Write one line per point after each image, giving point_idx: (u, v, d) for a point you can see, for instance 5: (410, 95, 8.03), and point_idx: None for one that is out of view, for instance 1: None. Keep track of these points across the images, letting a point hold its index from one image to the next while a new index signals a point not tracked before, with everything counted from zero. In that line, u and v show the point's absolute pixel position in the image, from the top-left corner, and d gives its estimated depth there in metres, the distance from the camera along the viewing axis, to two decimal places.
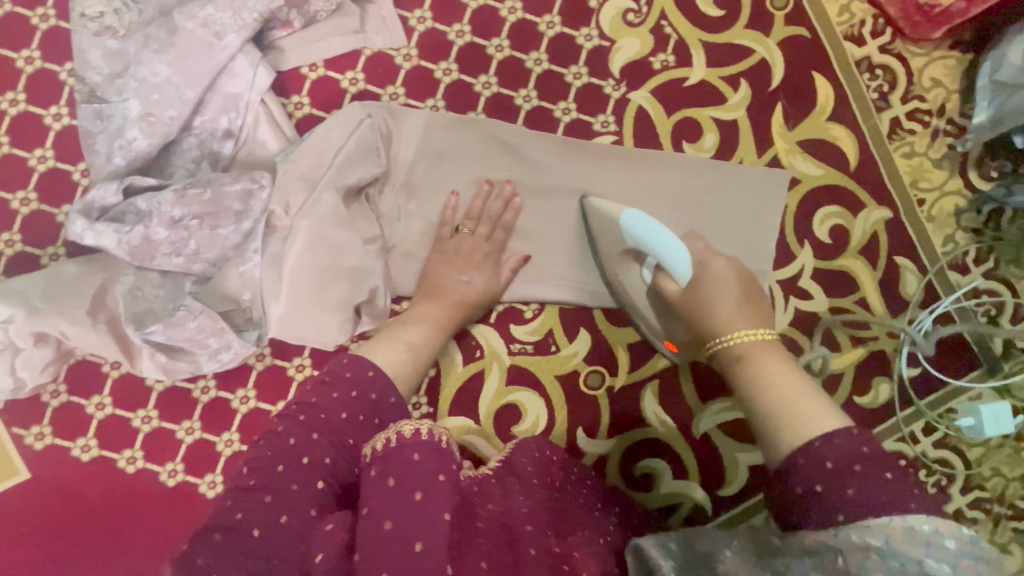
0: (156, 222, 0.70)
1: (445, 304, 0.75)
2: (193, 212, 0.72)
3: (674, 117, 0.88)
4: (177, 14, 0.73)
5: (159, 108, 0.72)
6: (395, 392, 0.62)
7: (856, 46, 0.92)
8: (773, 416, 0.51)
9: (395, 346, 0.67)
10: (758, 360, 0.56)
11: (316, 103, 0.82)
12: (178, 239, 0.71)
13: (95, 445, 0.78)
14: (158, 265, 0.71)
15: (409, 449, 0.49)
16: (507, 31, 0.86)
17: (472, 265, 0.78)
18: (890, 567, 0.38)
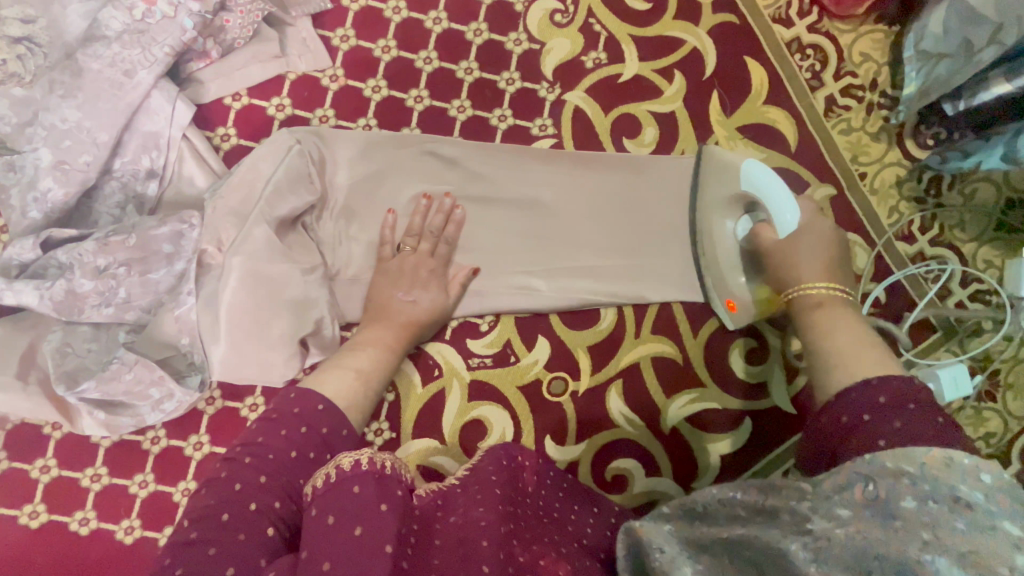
0: (80, 273, 0.67)
1: (394, 326, 0.74)
2: (119, 259, 0.69)
3: (611, 114, 0.88)
4: (81, 55, 0.70)
5: (72, 155, 0.69)
6: (346, 423, 0.60)
7: (785, 27, 0.92)
8: (843, 350, 0.56)
9: (345, 374, 0.66)
10: (838, 313, 0.62)
11: (243, 133, 0.80)
12: (105, 289, 0.68)
13: (44, 511, 0.74)
14: (88, 318, 0.68)
15: (348, 482, 0.50)
16: (434, 43, 0.84)
17: (419, 284, 0.77)
18: (920, 490, 0.38)
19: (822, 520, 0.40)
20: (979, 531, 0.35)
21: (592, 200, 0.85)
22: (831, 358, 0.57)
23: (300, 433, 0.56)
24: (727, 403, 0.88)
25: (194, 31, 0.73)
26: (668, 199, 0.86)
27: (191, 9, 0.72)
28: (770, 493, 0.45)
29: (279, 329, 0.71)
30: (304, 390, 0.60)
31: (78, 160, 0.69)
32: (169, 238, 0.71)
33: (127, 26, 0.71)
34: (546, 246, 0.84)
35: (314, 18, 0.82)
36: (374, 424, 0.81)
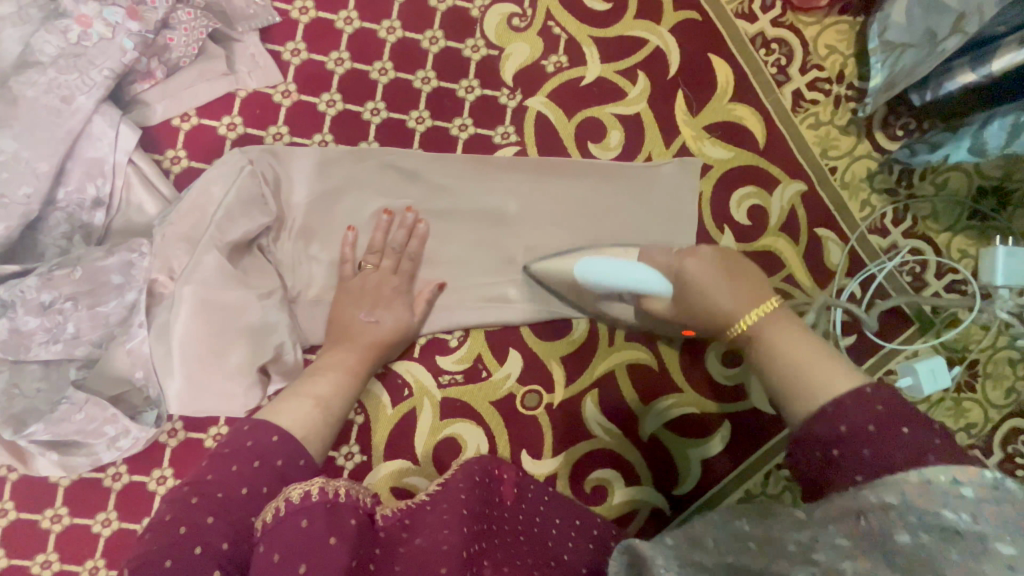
0: (23, 311, 0.64)
1: (356, 348, 0.72)
2: (66, 294, 0.66)
3: (575, 119, 0.86)
4: (14, 82, 0.67)
5: (10, 187, 0.66)
6: (304, 453, 0.57)
7: (748, 23, 0.90)
8: (793, 390, 0.52)
9: (302, 401, 0.63)
10: (777, 328, 0.57)
11: (194, 155, 0.77)
12: (53, 325, 0.66)
13: (3, 555, 0.72)
14: (36, 356, 0.66)
15: (295, 516, 0.49)
16: (388, 53, 0.82)
17: (381, 303, 0.74)
18: (910, 523, 0.38)
19: (825, 552, 0.39)
20: (974, 559, 0.35)
21: (558, 208, 0.83)
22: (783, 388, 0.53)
23: (251, 467, 0.53)
24: (704, 407, 0.87)
25: (135, 52, 0.71)
26: (636, 204, 0.84)
27: (130, 30, 0.70)
28: (769, 526, 0.44)
29: (235, 358, 0.68)
30: (260, 421, 0.58)
31: (17, 192, 0.66)
32: (119, 269, 0.68)
33: (63, 50, 0.68)
34: (513, 257, 0.82)
35: (263, 33, 0.79)
36: (344, 448, 0.79)
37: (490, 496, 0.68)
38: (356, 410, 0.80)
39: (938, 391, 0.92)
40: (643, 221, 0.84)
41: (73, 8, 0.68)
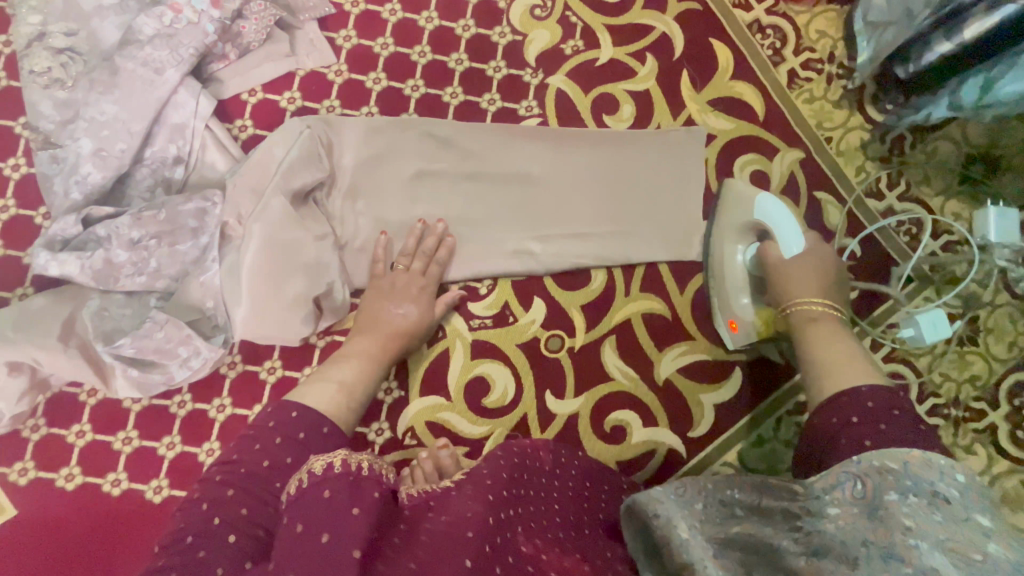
0: (116, 244, 0.75)
1: (381, 337, 0.78)
2: (151, 233, 0.76)
3: (591, 94, 0.96)
4: (118, 57, 0.80)
5: (109, 143, 0.78)
6: (324, 422, 0.61)
7: (745, 11, 1.01)
8: (829, 367, 0.61)
9: (327, 385, 0.68)
10: (828, 329, 0.67)
11: (259, 124, 0.89)
12: (139, 259, 0.76)
13: (79, 473, 0.79)
14: (122, 286, 0.75)
15: (320, 486, 0.51)
16: (427, 39, 0.94)
17: (405, 299, 0.82)
18: (901, 486, 0.44)
19: (813, 518, 0.46)
20: (954, 521, 0.41)
21: (577, 172, 0.92)
22: (814, 370, 0.62)
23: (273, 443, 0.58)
24: (716, 355, 0.93)
25: (215, 35, 0.84)
26: (647, 168, 0.93)
27: (212, 16, 0.83)
28: (766, 496, 0.49)
29: (294, 290, 0.77)
30: (276, 403, 0.62)
31: (115, 148, 0.78)
32: (193, 214, 0.78)
33: (158, 32, 0.81)
34: (536, 213, 0.91)
35: (319, 22, 0.92)
36: (384, 384, 0.87)
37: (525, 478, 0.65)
38: None
39: (940, 342, 0.97)
40: (653, 183, 0.93)
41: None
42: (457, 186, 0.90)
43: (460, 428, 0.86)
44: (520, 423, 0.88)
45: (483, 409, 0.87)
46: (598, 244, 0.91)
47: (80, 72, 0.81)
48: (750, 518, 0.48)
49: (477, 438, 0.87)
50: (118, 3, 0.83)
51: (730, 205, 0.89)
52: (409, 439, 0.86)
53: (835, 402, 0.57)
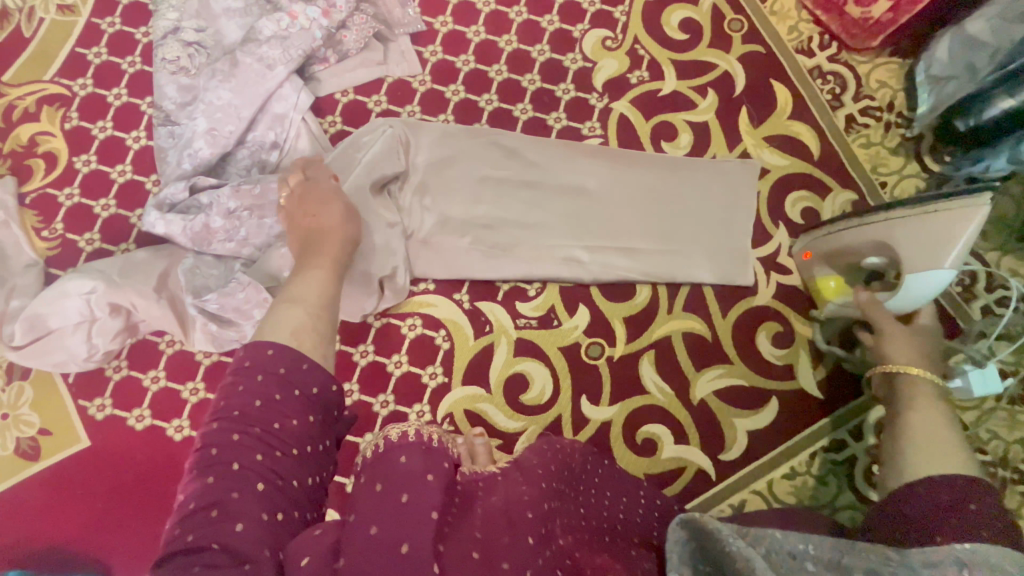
0: (215, 212, 0.84)
1: (325, 240, 0.71)
2: (245, 205, 0.85)
3: (652, 121, 1.02)
4: (239, 53, 0.91)
5: (220, 125, 0.89)
6: (306, 357, 0.50)
7: (807, 57, 1.06)
8: (920, 445, 0.56)
9: (279, 305, 0.55)
10: (932, 407, 0.61)
11: (347, 121, 0.98)
12: (231, 227, 0.85)
13: (149, 415, 0.87)
14: (214, 249, 0.85)
15: (395, 451, 0.47)
16: (505, 59, 1.03)
17: (331, 206, 0.75)
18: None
19: None
20: None
21: (632, 191, 0.97)
22: (906, 442, 0.57)
23: (256, 383, 0.47)
24: (753, 382, 0.94)
25: (321, 41, 0.94)
26: (699, 194, 0.98)
27: (321, 25, 0.93)
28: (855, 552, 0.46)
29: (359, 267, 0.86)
30: (250, 342, 0.50)
31: (225, 129, 0.89)
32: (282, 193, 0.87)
33: (274, 34, 0.92)
34: (589, 225, 0.96)
35: (410, 36, 1.02)
36: (429, 369, 0.91)
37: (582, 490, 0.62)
38: (444, 337, 0.92)
39: (989, 397, 0.95)
40: (706, 210, 0.97)
41: (285, 7, 0.93)
42: (518, 193, 0.96)
43: (496, 420, 0.90)
44: (554, 423, 0.91)
45: (520, 404, 0.91)
46: (647, 260, 0.95)
47: (204, 64, 0.93)
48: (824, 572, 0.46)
49: (511, 432, 0.90)
50: (243, 7, 0.95)
51: (874, 235, 0.83)
52: (446, 425, 0.89)
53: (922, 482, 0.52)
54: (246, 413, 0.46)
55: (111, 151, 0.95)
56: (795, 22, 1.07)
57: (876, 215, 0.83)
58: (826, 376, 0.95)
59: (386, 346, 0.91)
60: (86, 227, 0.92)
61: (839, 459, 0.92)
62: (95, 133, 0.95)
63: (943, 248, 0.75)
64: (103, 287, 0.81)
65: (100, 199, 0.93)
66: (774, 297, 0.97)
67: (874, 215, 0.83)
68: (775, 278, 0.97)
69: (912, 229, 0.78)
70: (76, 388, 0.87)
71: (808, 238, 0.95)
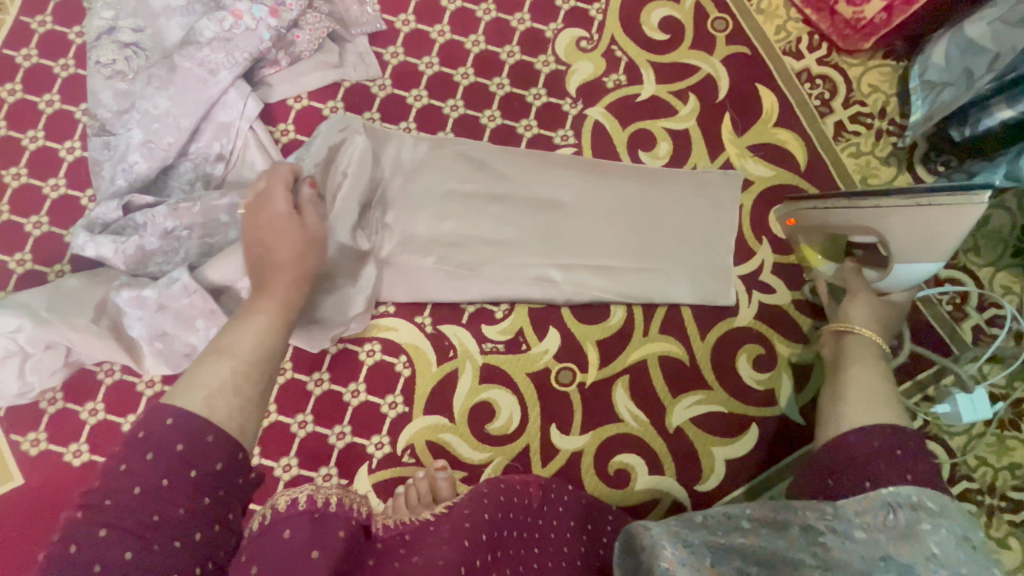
0: (150, 232, 0.77)
1: (276, 272, 0.64)
2: (184, 224, 0.79)
3: (628, 129, 0.95)
4: (178, 56, 0.83)
5: (158, 136, 0.81)
6: (209, 429, 0.45)
7: (795, 59, 0.99)
8: (857, 395, 0.57)
9: (220, 364, 0.50)
10: (874, 361, 0.62)
11: (300, 130, 0.91)
12: (170, 248, 0.78)
13: (86, 450, 0.81)
14: (151, 271, 0.78)
15: (275, 524, 0.47)
16: (472, 61, 0.95)
17: (272, 240, 0.67)
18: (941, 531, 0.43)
19: (836, 538, 0.44)
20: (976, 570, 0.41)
21: (606, 208, 0.91)
22: (848, 392, 0.58)
23: (144, 463, 0.43)
24: (733, 408, 0.89)
25: (269, 42, 0.87)
26: (677, 209, 0.92)
27: (269, 24, 0.86)
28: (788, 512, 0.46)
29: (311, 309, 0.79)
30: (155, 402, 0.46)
31: (161, 142, 0.81)
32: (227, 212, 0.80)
33: (217, 35, 0.84)
34: (562, 241, 0.89)
35: (369, 36, 0.94)
36: (389, 397, 0.86)
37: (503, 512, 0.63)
38: (405, 363, 0.87)
39: (977, 422, 0.90)
40: (687, 227, 0.91)
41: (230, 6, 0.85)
42: (485, 208, 0.90)
43: (460, 452, 0.85)
44: (522, 454, 0.86)
45: (485, 434, 0.86)
46: (620, 278, 0.90)
47: (141, 68, 0.86)
48: (756, 536, 0.45)
49: (476, 464, 0.85)
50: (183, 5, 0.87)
51: (862, 219, 0.78)
52: (407, 457, 0.84)
53: (859, 431, 0.53)
54: (126, 502, 0.42)
55: (43, 163, 0.87)
56: (783, 21, 1.00)
57: (867, 199, 0.77)
58: (809, 402, 0.90)
59: (343, 373, 0.86)
60: (17, 247, 0.85)
61: None
62: (25, 144, 0.88)
63: (934, 242, 0.74)
64: (30, 324, 0.74)
65: (31, 217, 0.86)
66: (756, 317, 0.92)
67: (865, 199, 0.77)
68: (757, 298, 0.92)
69: (905, 217, 0.74)
70: (8, 422, 0.81)
71: (791, 206, 0.91)
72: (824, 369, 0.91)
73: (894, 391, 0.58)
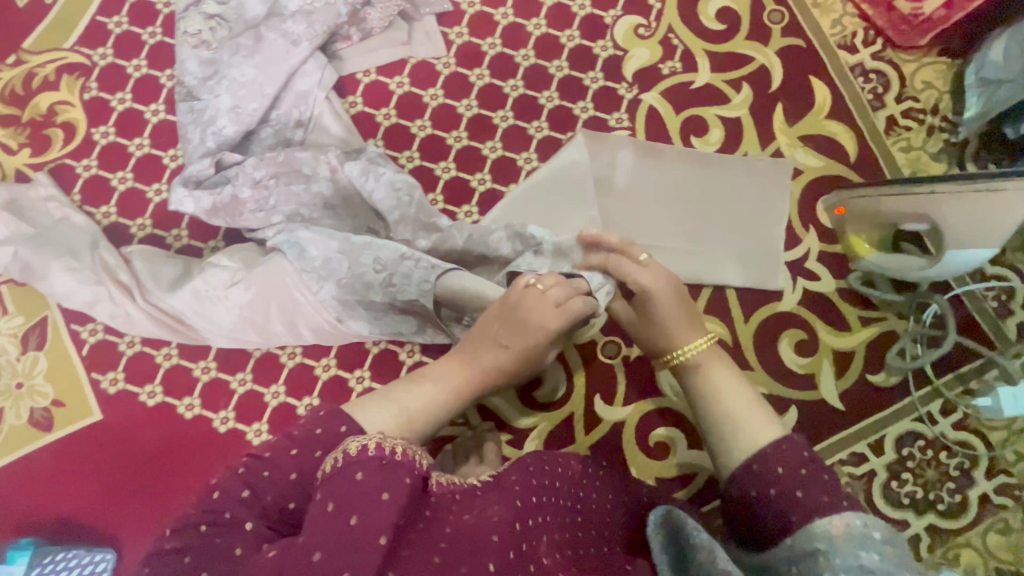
0: (243, 182, 0.83)
1: (470, 367, 0.68)
2: (271, 173, 0.84)
3: (682, 115, 0.98)
4: (265, 28, 0.89)
5: (245, 102, 0.87)
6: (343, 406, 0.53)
7: (850, 53, 1.01)
8: (719, 424, 0.60)
9: (386, 405, 0.57)
10: (721, 373, 0.65)
11: (368, 103, 0.96)
12: (261, 197, 0.84)
13: (160, 392, 0.87)
14: (245, 219, 0.84)
15: (350, 468, 0.46)
16: (533, 44, 0.99)
17: (517, 333, 0.69)
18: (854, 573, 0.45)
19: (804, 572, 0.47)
20: None
21: (664, 191, 0.94)
22: (717, 419, 0.61)
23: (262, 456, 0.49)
24: (774, 390, 0.92)
25: (345, 18, 0.91)
26: (728, 191, 0.95)
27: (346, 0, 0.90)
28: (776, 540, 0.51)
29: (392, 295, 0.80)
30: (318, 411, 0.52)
31: (248, 108, 0.87)
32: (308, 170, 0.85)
33: (300, 9, 0.89)
34: (612, 219, 0.92)
35: (436, 16, 0.98)
36: None
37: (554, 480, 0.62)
38: None
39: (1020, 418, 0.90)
40: (741, 210, 0.94)
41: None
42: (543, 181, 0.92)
43: (507, 415, 0.89)
44: (566, 421, 0.89)
45: (532, 400, 0.90)
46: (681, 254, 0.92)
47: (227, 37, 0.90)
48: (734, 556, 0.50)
49: (522, 427, 0.89)
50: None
51: (916, 207, 0.80)
52: (456, 417, 0.89)
53: (750, 467, 0.55)
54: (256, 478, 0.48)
55: (129, 124, 0.93)
56: (839, 16, 1.02)
57: (921, 185, 0.79)
58: (849, 389, 0.92)
59: None
60: (104, 200, 0.91)
61: (858, 473, 0.90)
62: (114, 105, 0.94)
63: (990, 230, 0.76)
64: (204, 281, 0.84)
65: (117, 172, 0.92)
66: (800, 303, 0.94)
67: (917, 187, 0.80)
68: (802, 284, 0.94)
69: (954, 206, 0.77)
70: (90, 361, 0.87)
71: (841, 194, 0.92)
72: (865, 357, 0.93)
73: (745, 392, 0.63)
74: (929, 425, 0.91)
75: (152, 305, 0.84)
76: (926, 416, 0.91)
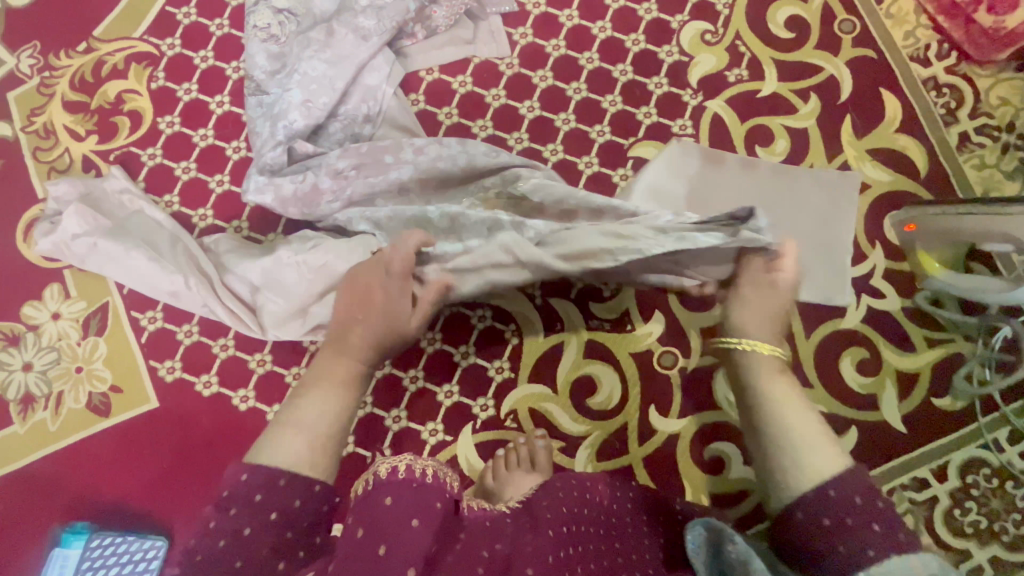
0: (324, 172, 0.84)
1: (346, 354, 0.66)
2: (351, 163, 0.85)
3: (747, 124, 0.96)
4: (336, 22, 0.89)
5: (315, 96, 0.86)
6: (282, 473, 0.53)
7: (923, 66, 0.98)
8: (791, 440, 0.57)
9: (298, 432, 0.56)
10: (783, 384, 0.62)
11: (430, 102, 0.95)
12: (338, 187, 0.85)
13: (216, 382, 0.87)
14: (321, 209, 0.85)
15: (380, 493, 0.50)
16: (598, 46, 0.98)
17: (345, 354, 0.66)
18: None
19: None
20: None
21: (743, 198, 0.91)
22: (791, 434, 0.57)
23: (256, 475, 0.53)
24: (833, 409, 0.89)
25: (412, 14, 0.91)
26: (792, 203, 0.92)
27: None
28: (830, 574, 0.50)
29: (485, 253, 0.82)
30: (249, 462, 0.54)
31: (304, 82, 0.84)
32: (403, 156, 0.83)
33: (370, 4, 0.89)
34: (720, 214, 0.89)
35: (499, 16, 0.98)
36: (496, 362, 0.89)
37: (584, 506, 0.65)
38: (513, 332, 0.90)
39: None
40: (807, 219, 0.92)
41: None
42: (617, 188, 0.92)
43: (559, 421, 0.88)
44: (620, 431, 0.88)
45: (586, 407, 0.88)
46: None
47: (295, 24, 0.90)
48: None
49: (575, 435, 0.88)
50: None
51: (998, 228, 0.77)
52: (509, 421, 0.87)
53: (821, 493, 0.53)
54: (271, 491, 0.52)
55: (194, 114, 0.94)
56: (913, 28, 0.99)
57: (1009, 207, 0.76)
58: (912, 411, 0.89)
59: (454, 335, 0.90)
60: (167, 190, 0.92)
61: (918, 499, 0.87)
62: (179, 95, 0.94)
63: None
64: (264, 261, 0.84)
65: (182, 162, 0.92)
66: (863, 320, 0.91)
67: (1010, 207, 0.76)
68: (866, 301, 0.92)
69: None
70: (148, 348, 0.88)
71: (913, 210, 0.90)
72: (930, 380, 0.90)
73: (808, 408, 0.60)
74: (995, 452, 0.88)
75: (233, 293, 0.85)
76: (992, 443, 0.88)
